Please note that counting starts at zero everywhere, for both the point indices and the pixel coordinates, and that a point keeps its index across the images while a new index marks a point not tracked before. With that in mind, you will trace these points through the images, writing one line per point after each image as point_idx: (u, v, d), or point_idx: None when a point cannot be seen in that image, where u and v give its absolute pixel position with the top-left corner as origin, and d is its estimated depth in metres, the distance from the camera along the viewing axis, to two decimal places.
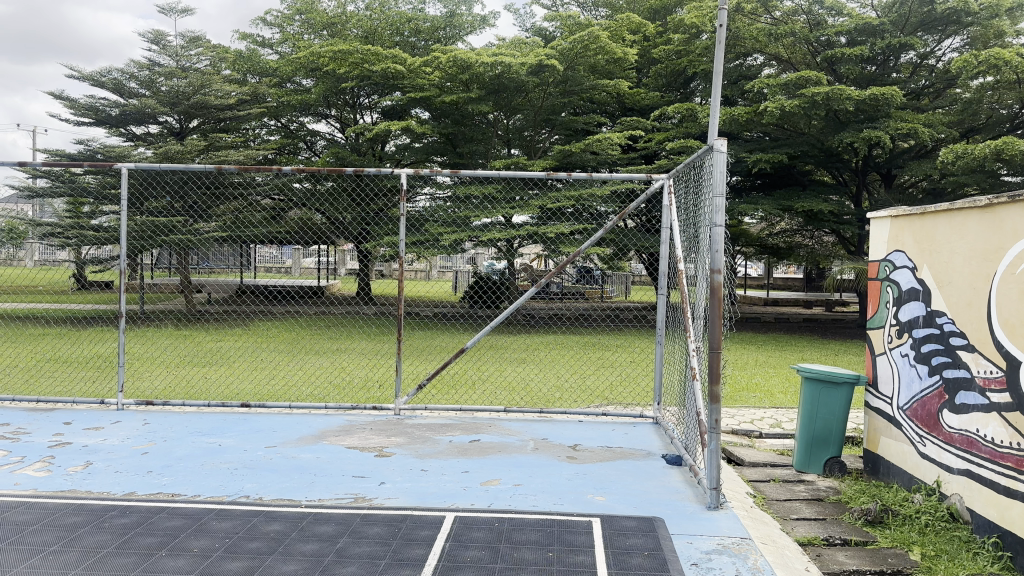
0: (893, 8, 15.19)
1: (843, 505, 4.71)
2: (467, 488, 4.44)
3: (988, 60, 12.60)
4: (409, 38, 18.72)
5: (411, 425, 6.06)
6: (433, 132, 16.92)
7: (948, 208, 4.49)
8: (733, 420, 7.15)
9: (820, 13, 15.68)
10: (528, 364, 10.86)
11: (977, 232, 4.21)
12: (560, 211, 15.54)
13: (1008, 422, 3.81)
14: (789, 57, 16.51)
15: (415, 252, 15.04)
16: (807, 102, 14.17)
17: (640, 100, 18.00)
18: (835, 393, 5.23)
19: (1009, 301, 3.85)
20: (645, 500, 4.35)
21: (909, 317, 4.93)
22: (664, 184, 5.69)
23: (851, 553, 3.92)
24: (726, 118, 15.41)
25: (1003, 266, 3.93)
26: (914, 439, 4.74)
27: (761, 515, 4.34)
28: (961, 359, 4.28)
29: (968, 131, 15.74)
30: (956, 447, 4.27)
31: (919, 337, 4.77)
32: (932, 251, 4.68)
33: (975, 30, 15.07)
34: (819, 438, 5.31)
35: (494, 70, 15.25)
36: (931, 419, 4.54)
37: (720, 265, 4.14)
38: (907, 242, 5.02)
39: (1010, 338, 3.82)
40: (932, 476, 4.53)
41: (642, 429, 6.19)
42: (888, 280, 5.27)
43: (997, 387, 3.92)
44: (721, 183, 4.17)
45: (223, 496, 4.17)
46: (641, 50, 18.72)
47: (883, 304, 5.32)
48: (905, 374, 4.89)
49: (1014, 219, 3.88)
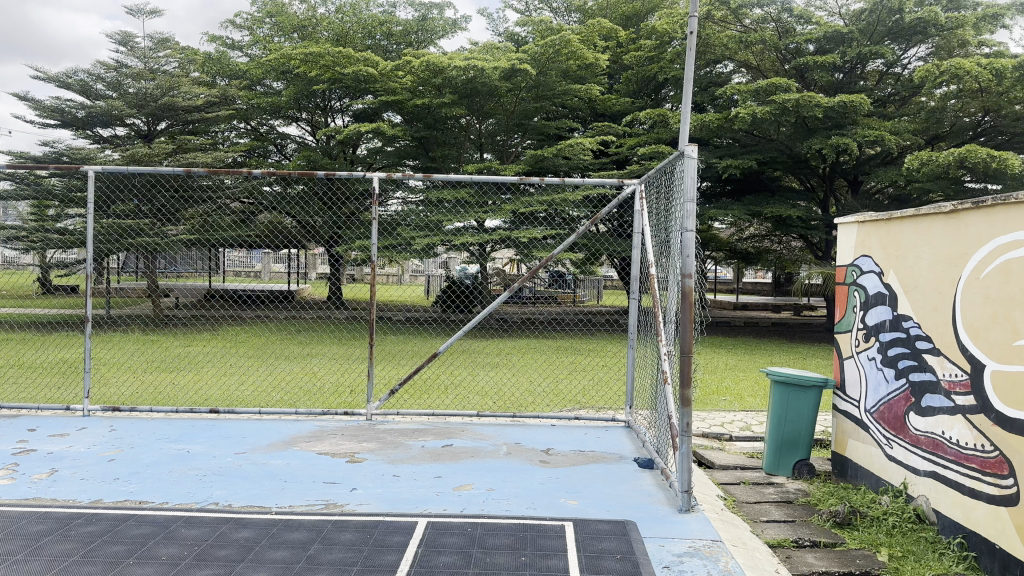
0: (861, 17, 15.50)
1: (811, 507, 4.77)
2: (439, 494, 4.42)
3: (950, 69, 12.93)
4: (381, 41, 18.65)
5: (382, 430, 6.02)
6: (405, 135, 16.83)
7: (914, 214, 4.58)
8: (703, 424, 7.20)
9: (788, 21, 15.82)
10: (501, 367, 10.85)
11: (942, 238, 4.30)
12: (533, 216, 15.58)
13: (973, 424, 3.90)
14: (759, 64, 16.77)
15: (387, 256, 14.95)
16: (776, 109, 14.33)
17: (610, 106, 18.15)
18: (803, 396, 5.30)
19: (973, 306, 3.94)
20: (617, 503, 4.37)
21: (876, 321, 5.02)
22: (636, 189, 5.74)
23: (820, 553, 3.98)
24: (697, 124, 15.57)
25: (968, 270, 4.03)
26: (881, 441, 4.82)
27: (731, 517, 4.38)
28: (928, 363, 4.37)
29: (933, 138, 16.01)
30: (923, 450, 4.35)
31: (885, 341, 4.86)
32: (898, 256, 4.77)
33: (938, 40, 15.43)
34: (788, 440, 5.37)
35: (467, 75, 15.19)
36: (898, 421, 4.62)
37: (691, 270, 4.17)
38: (873, 247, 5.12)
39: (974, 341, 3.91)
40: (899, 478, 4.61)
41: (614, 433, 6.20)
42: (854, 284, 5.37)
43: (962, 390, 4.00)
44: (691, 189, 4.21)
45: (191, 504, 4.11)
46: (613, 55, 18.83)
47: (850, 308, 5.42)
48: (872, 377, 4.97)
49: (977, 226, 3.97)
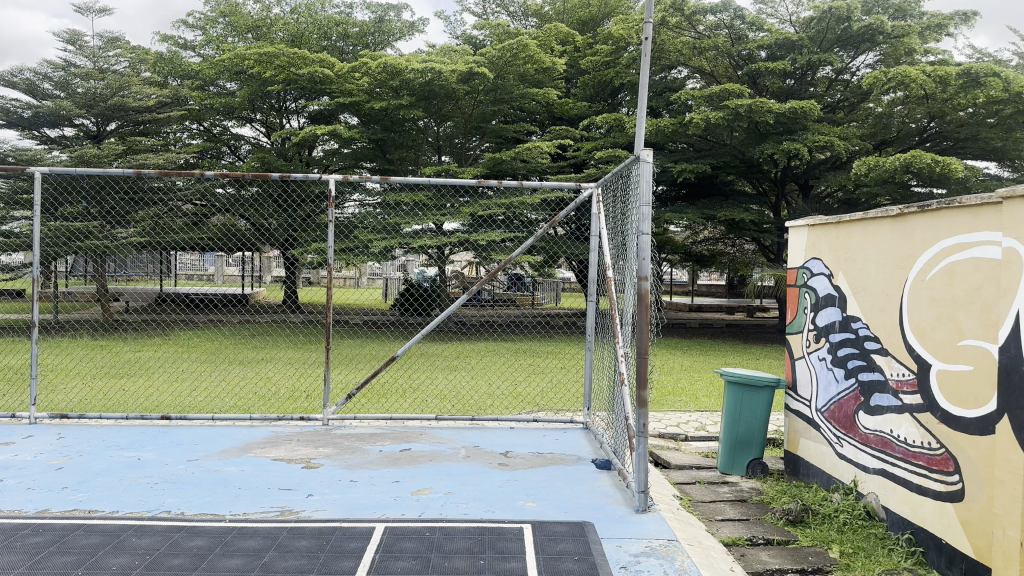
0: (811, 25, 15.87)
1: (765, 505, 4.86)
2: (397, 499, 4.39)
3: (896, 77, 13.34)
4: (337, 42, 18.48)
5: (339, 435, 5.96)
6: (362, 137, 16.69)
7: (862, 218, 4.71)
8: (659, 425, 7.29)
9: (741, 28, 16.16)
10: (459, 370, 10.82)
11: (889, 241, 4.42)
12: (491, 219, 15.58)
13: (920, 422, 4.03)
14: (712, 70, 17.07)
15: (343, 259, 14.79)
16: (729, 115, 14.59)
17: (568, 109, 18.25)
18: (757, 396, 5.40)
19: (920, 307, 4.07)
20: (575, 504, 4.40)
21: (825, 322, 5.14)
22: (592, 193, 5.79)
23: (773, 551, 4.06)
24: (653, 129, 15.75)
25: (914, 272, 4.16)
26: (832, 439, 4.94)
27: (687, 516, 4.44)
28: (876, 363, 4.49)
29: (881, 143, 16.44)
30: (872, 448, 4.47)
31: (835, 342, 4.98)
32: (847, 258, 4.90)
33: (885, 48, 15.87)
34: (742, 439, 5.47)
35: (424, 77, 15.13)
36: (847, 420, 4.75)
37: (647, 273, 4.22)
38: (823, 250, 5.25)
39: (921, 341, 4.04)
40: (849, 476, 4.73)
41: (572, 434, 6.23)
42: (805, 287, 5.50)
43: (910, 389, 4.13)
44: (647, 193, 4.26)
45: (143, 512, 4.01)
46: (570, 59, 18.95)
47: (801, 309, 5.54)
48: (823, 377, 5.08)
49: (923, 229, 4.10)
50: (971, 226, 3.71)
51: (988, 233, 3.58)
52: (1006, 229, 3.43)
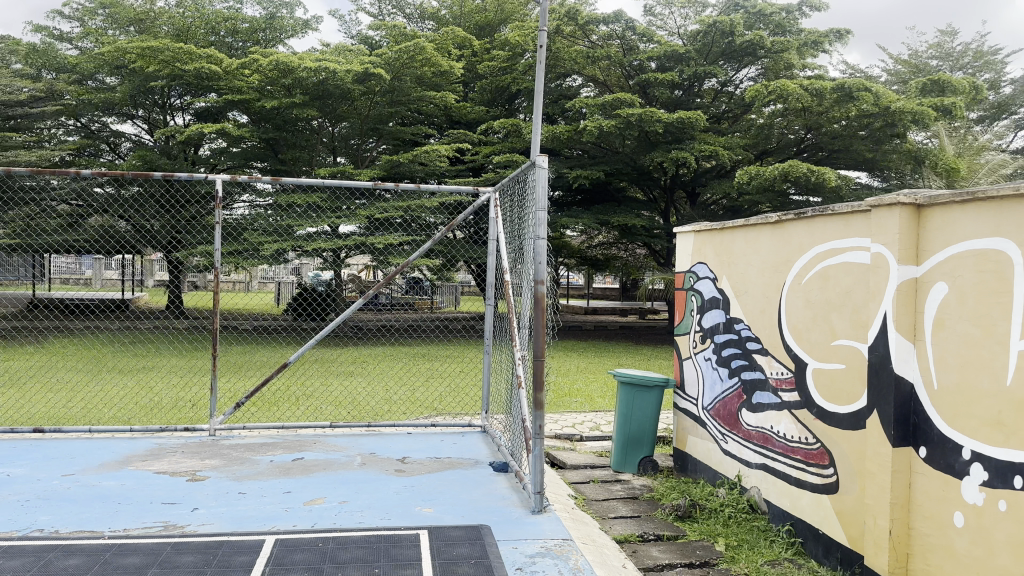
0: (697, 38, 16.54)
1: (655, 502, 5.02)
2: (289, 509, 4.27)
3: (776, 90, 14.10)
4: (226, 38, 17.84)
5: (228, 445, 5.73)
6: (252, 136, 16.14)
7: (744, 224, 4.94)
8: (556, 426, 7.40)
9: (632, 39, 16.61)
10: (355, 376, 10.63)
11: (768, 247, 4.67)
12: (388, 222, 15.40)
13: (797, 418, 4.27)
14: (605, 78, 17.53)
15: (233, 262, 14.26)
16: (621, 123, 15.02)
17: (465, 113, 18.30)
18: (647, 395, 5.57)
19: (796, 309, 4.32)
20: (472, 508, 4.40)
21: (711, 323, 5.36)
22: (490, 197, 5.82)
23: (663, 546, 4.20)
24: (549, 135, 16.01)
25: (791, 276, 4.40)
26: (717, 436, 5.16)
27: (581, 515, 4.52)
28: (757, 362, 4.73)
29: (762, 153, 17.27)
30: (754, 443, 4.70)
31: (719, 342, 5.20)
32: (730, 262, 5.13)
33: (766, 62, 16.73)
34: (633, 438, 5.62)
35: (318, 77, 14.81)
36: (731, 417, 4.97)
37: (543, 276, 4.28)
38: (708, 255, 5.48)
39: (797, 341, 4.29)
40: (733, 471, 4.95)
41: (469, 438, 6.24)
42: (692, 290, 5.72)
43: (788, 387, 4.37)
44: (543, 198, 4.32)
45: (10, 533, 3.73)
46: (467, 64, 19.00)
47: (688, 311, 5.75)
48: (709, 376, 5.30)
49: (798, 235, 4.35)
50: (843, 232, 3.96)
51: (858, 239, 3.84)
52: (874, 235, 3.69)
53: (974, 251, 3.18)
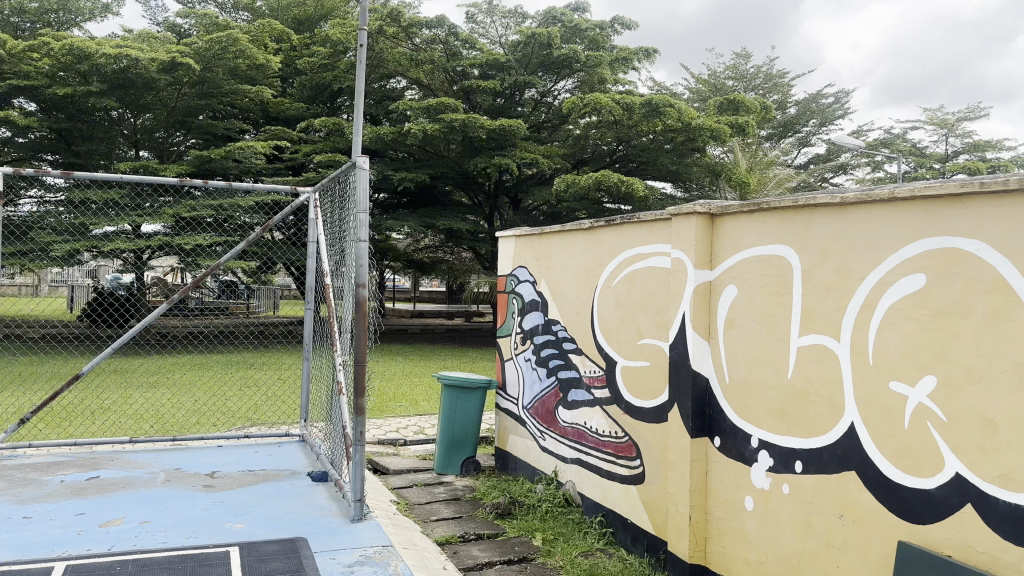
0: (517, 48, 16.97)
1: (477, 501, 5.09)
2: (82, 533, 3.89)
3: (591, 103, 14.82)
4: (6, 15, 15.98)
5: (8, 467, 5.12)
6: (39, 126, 14.56)
7: (559, 230, 5.16)
8: (379, 431, 7.29)
9: (455, 45, 16.83)
10: (161, 387, 9.87)
11: (582, 251, 4.90)
12: (199, 222, 14.48)
13: (608, 414, 4.52)
14: (429, 83, 17.59)
15: (15, 264, 12.78)
16: (444, 127, 15.12)
17: (284, 110, 17.62)
18: (469, 398, 5.64)
19: (607, 310, 4.58)
20: (288, 520, 4.24)
21: (530, 325, 5.52)
22: (309, 197, 5.65)
23: (483, 545, 4.28)
24: (372, 136, 15.79)
25: (602, 279, 4.66)
26: (535, 434, 5.33)
27: (402, 521, 4.49)
28: (572, 361, 4.94)
29: (578, 163, 17.87)
30: (569, 439, 4.91)
31: (538, 343, 5.37)
32: (547, 266, 5.33)
33: (582, 76, 17.50)
34: (456, 440, 5.66)
35: (117, 65, 13.64)
36: (548, 415, 5.16)
37: (364, 280, 4.22)
38: (528, 259, 5.65)
39: (608, 340, 4.55)
40: (551, 467, 5.13)
41: (287, 448, 6.00)
42: (513, 292, 5.86)
43: (599, 384, 4.62)
44: (363, 200, 4.26)
45: None
46: (287, 59, 18.32)
47: (509, 313, 5.88)
48: (528, 376, 5.47)
49: (609, 241, 4.61)
50: (648, 238, 4.25)
51: (660, 245, 4.15)
52: (674, 242, 4.00)
53: (759, 257, 3.54)
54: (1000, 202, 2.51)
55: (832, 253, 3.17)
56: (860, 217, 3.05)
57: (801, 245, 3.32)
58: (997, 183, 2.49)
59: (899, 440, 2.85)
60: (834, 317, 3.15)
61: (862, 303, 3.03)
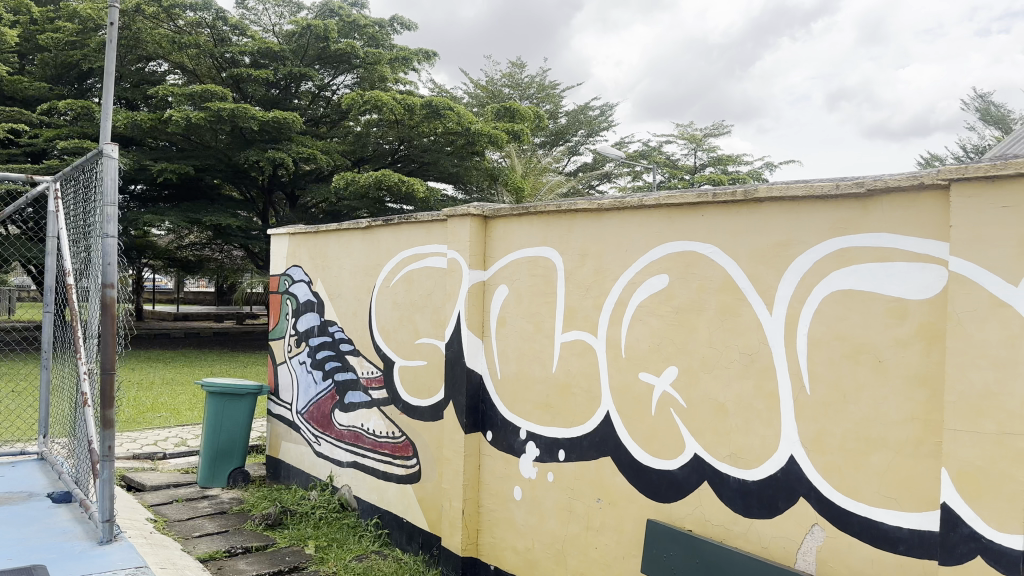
0: (293, 39, 16.37)
1: (245, 513, 4.85)
2: None
3: (371, 100, 14.68)
4: None
5: None
6: None
7: (335, 228, 5.07)
8: (134, 445, 6.66)
9: (224, 30, 15.92)
10: None
11: (359, 251, 4.87)
12: None
13: (385, 414, 4.56)
14: (195, 69, 16.40)
15: None
16: (212, 117, 14.19)
17: (19, 88, 15.53)
18: (238, 404, 5.36)
19: (385, 311, 4.60)
20: (20, 549, 3.73)
21: (305, 327, 5.36)
22: (47, 187, 5.01)
23: (251, 559, 4.07)
24: (128, 122, 14.39)
25: (380, 279, 4.66)
26: (310, 439, 5.20)
27: (161, 539, 4.14)
28: (349, 363, 4.91)
29: (359, 161, 17.32)
30: (345, 443, 4.86)
31: (313, 345, 5.25)
32: (323, 266, 5.21)
33: (361, 72, 17.23)
34: (223, 450, 5.33)
35: None
36: (324, 419, 5.07)
37: (114, 280, 3.82)
38: (302, 258, 5.49)
39: (386, 341, 4.58)
40: (325, 472, 5.05)
41: (21, 469, 5.28)
42: (286, 293, 5.65)
43: (378, 385, 4.64)
44: (112, 191, 3.85)
45: None
46: (22, 30, 16.15)
47: (282, 315, 5.66)
48: (303, 379, 5.33)
49: (386, 241, 4.63)
50: (424, 238, 4.32)
51: (436, 246, 4.23)
52: (450, 243, 4.10)
53: (528, 258, 3.74)
54: (730, 213, 2.88)
55: (591, 255, 3.42)
56: (615, 222, 3.32)
57: (564, 247, 3.55)
58: (727, 195, 2.86)
59: (648, 427, 3.14)
60: (593, 315, 3.40)
61: (616, 301, 3.30)
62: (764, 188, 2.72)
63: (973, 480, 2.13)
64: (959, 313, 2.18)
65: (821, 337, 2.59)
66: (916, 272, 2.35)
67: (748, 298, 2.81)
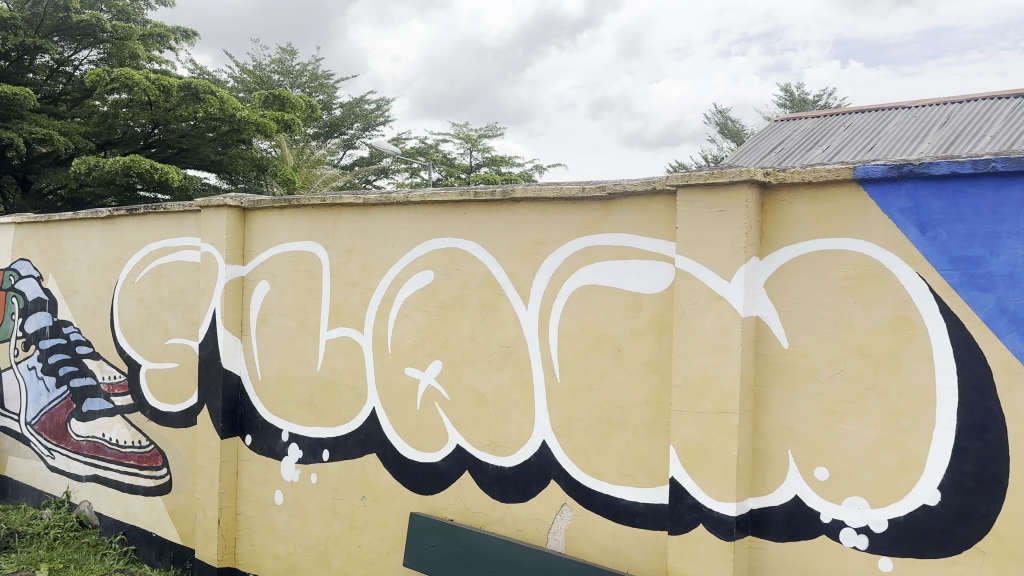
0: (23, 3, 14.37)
1: None
2: None
3: (120, 78, 13.21)
4: None
5: None
6: None
7: (72, 217, 4.56)
8: None
9: None
10: None
11: (100, 242, 4.41)
12: None
13: (130, 422, 4.19)
14: None
15: None
16: None
17: None
18: None
19: (130, 309, 4.21)
20: None
21: (34, 328, 4.75)
22: None
23: None
24: None
25: (125, 274, 4.26)
26: (42, 453, 4.66)
27: None
28: (88, 367, 4.44)
29: (105, 144, 15.41)
30: (83, 455, 4.42)
31: (44, 348, 4.67)
32: (56, 259, 4.66)
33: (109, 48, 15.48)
34: None
35: None
36: (58, 430, 4.56)
37: None
38: (31, 249, 4.87)
39: (131, 342, 4.20)
40: (61, 488, 4.56)
41: None
42: (11, 290, 4.95)
43: (121, 391, 4.25)
44: None
45: None
46: None
47: (7, 315, 4.95)
48: (31, 387, 4.73)
49: (132, 233, 4.23)
50: (175, 230, 4.01)
51: (189, 238, 3.95)
52: (204, 235, 3.84)
53: (290, 253, 3.61)
54: (490, 211, 2.98)
55: (356, 250, 3.38)
56: (380, 218, 3.31)
57: (328, 242, 3.48)
58: (487, 195, 2.95)
59: (412, 421, 3.17)
60: (359, 311, 3.36)
61: (382, 297, 3.29)
62: (520, 188, 2.84)
63: (694, 456, 2.40)
64: (685, 305, 2.44)
65: (570, 329, 2.77)
66: (651, 268, 2.59)
67: (506, 293, 2.94)
